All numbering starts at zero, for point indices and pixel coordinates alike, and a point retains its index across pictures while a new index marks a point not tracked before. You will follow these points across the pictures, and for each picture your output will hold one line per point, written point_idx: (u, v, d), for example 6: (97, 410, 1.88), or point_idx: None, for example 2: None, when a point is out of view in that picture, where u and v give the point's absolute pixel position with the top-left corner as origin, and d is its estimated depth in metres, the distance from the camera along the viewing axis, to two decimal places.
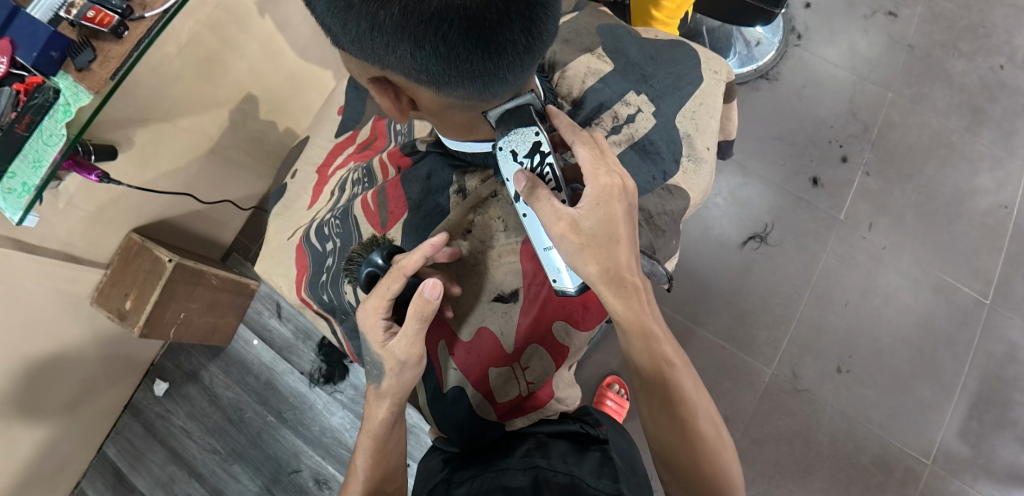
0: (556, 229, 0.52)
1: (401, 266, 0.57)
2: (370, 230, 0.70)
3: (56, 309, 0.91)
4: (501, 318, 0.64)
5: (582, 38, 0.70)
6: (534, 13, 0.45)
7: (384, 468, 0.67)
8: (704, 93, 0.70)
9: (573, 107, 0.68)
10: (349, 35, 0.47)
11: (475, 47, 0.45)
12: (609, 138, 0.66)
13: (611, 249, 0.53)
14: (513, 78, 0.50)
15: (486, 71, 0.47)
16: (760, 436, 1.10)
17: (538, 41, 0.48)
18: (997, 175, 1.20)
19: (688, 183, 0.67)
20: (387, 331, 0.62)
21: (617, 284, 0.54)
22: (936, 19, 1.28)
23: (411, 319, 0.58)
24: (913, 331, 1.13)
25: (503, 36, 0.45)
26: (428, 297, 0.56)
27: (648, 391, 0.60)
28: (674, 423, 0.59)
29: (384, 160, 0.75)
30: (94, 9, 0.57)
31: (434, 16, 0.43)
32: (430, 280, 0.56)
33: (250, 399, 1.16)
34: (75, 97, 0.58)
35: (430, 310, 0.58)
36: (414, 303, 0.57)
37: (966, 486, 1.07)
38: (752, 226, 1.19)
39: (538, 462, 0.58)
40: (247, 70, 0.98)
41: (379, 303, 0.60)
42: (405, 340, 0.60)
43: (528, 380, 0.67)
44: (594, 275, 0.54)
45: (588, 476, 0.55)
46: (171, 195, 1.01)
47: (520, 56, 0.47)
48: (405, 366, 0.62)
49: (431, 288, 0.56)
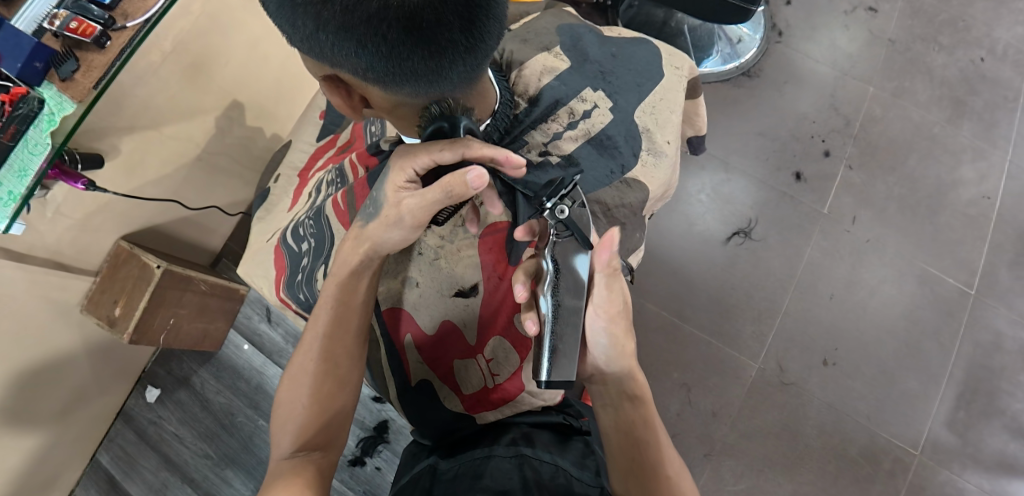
0: (623, 305, 0.57)
1: (467, 144, 0.54)
2: (340, 229, 0.72)
3: (47, 317, 0.93)
4: (463, 312, 0.68)
5: (541, 38, 0.71)
6: (473, 14, 0.46)
7: (333, 402, 0.62)
8: (664, 88, 0.71)
9: (529, 104, 0.69)
10: (299, 34, 0.48)
11: (415, 48, 0.46)
12: (564, 134, 0.67)
13: (629, 338, 0.59)
14: (458, 77, 0.51)
15: (428, 69, 0.48)
16: (747, 430, 1.10)
17: (479, 41, 0.49)
18: (979, 166, 1.21)
19: (647, 176, 0.68)
20: (408, 182, 0.61)
21: (620, 362, 0.59)
22: (916, 13, 1.29)
23: (438, 189, 0.56)
24: (897, 323, 1.14)
25: (442, 36, 0.46)
26: (469, 185, 0.53)
27: (621, 450, 0.57)
28: (654, 485, 0.55)
29: (355, 161, 0.76)
30: (76, 20, 0.58)
31: (373, 17, 0.43)
32: (481, 171, 0.53)
33: (241, 404, 1.17)
34: (60, 106, 0.60)
35: (462, 194, 0.56)
36: (453, 176, 0.54)
37: (955, 476, 1.07)
38: (736, 222, 1.19)
39: (523, 449, 0.62)
40: (232, 78, 1.00)
41: (422, 158, 0.57)
42: (421, 202, 0.59)
43: (492, 371, 0.67)
44: (598, 345, 0.59)
45: (570, 467, 0.59)
46: (158, 202, 1.02)
47: (462, 57, 0.48)
48: (406, 224, 0.62)
49: (476, 178, 0.53)
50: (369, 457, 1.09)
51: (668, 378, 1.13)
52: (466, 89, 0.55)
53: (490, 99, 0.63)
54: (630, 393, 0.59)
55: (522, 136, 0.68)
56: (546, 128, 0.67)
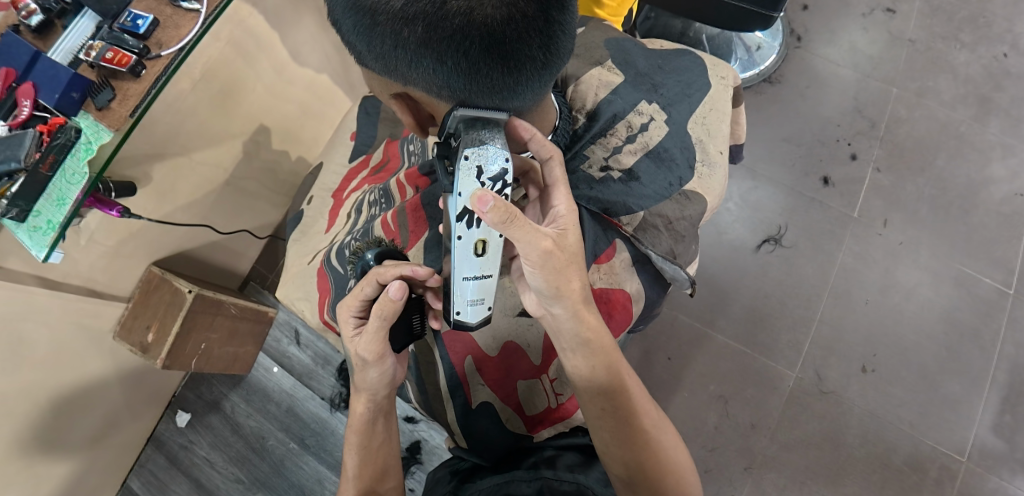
0: (543, 248, 0.51)
1: (377, 271, 0.58)
2: (381, 235, 0.71)
3: (80, 344, 0.93)
4: (525, 332, 0.67)
5: (591, 52, 0.71)
6: (551, 30, 0.46)
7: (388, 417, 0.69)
8: (713, 99, 0.72)
9: (588, 119, 0.69)
10: (374, 51, 0.48)
11: (494, 64, 0.45)
12: (624, 147, 0.67)
13: (566, 275, 0.54)
14: (530, 92, 0.51)
15: (505, 85, 0.48)
16: (788, 442, 1.07)
17: (555, 56, 0.49)
18: (1011, 163, 1.20)
19: (704, 188, 0.68)
20: (354, 327, 0.63)
21: (559, 302, 0.55)
22: (935, 12, 1.29)
23: (374, 318, 0.58)
24: (936, 326, 1.12)
25: (522, 52, 0.46)
26: (392, 298, 0.56)
27: (593, 398, 0.61)
28: (625, 428, 0.61)
29: (401, 181, 0.76)
30: (112, 50, 0.58)
31: (456, 34, 0.43)
32: (395, 281, 0.56)
33: (272, 427, 1.15)
34: (97, 135, 0.59)
35: (392, 311, 0.58)
36: (376, 302, 0.57)
37: (1005, 482, 1.04)
38: (765, 229, 1.18)
39: (544, 472, 0.62)
40: (260, 103, 1.00)
41: (352, 301, 0.61)
42: (366, 338, 0.60)
43: (556, 391, 0.68)
44: (536, 287, 0.55)
45: (594, 485, 0.61)
46: (188, 228, 1.02)
47: (538, 72, 0.48)
48: (372, 365, 0.63)
49: (395, 290, 0.56)
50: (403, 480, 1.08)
51: (703, 391, 1.11)
52: (534, 106, 0.55)
53: (552, 117, 0.63)
54: (598, 350, 0.59)
55: (582, 150, 0.67)
56: (605, 144, 0.67)
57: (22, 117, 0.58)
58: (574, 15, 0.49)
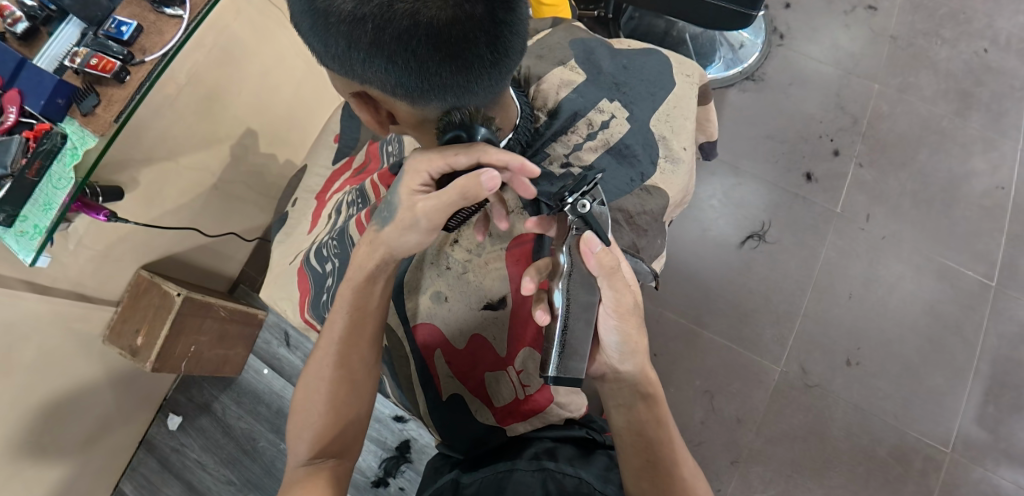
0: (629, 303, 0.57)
1: (482, 148, 0.54)
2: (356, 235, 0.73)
3: (70, 348, 0.94)
4: (490, 323, 0.70)
5: (556, 53, 0.72)
6: (499, 30, 0.47)
7: (350, 409, 0.64)
8: (677, 96, 0.73)
9: (548, 117, 0.70)
10: (330, 52, 0.49)
11: (443, 62, 0.47)
12: (584, 145, 0.69)
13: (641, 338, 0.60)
14: (483, 90, 0.52)
15: (456, 84, 0.49)
16: (773, 435, 1.08)
17: (504, 56, 0.50)
18: (991, 157, 1.21)
19: (667, 183, 0.69)
20: (422, 186, 0.58)
21: (633, 359, 0.60)
22: (917, 9, 1.31)
23: (455, 193, 0.54)
24: (919, 318, 1.13)
25: (470, 51, 0.47)
26: (482, 185, 0.52)
27: (619, 396, 0.63)
28: (641, 430, 0.61)
29: (376, 181, 0.77)
30: (96, 57, 0.59)
31: (404, 34, 0.45)
32: (493, 177, 0.52)
33: (263, 429, 1.17)
34: (82, 141, 0.60)
35: (475, 196, 0.54)
36: (466, 178, 0.53)
37: (988, 473, 1.05)
38: (750, 225, 1.19)
39: (547, 464, 0.61)
40: (246, 108, 1.01)
41: (437, 160, 0.56)
42: (435, 203, 0.56)
43: (523, 383, 0.69)
44: (612, 341, 0.60)
45: (594, 479, 0.60)
46: (177, 231, 1.03)
47: (488, 70, 0.50)
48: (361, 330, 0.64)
49: (490, 181, 0.52)
50: (392, 478, 1.09)
51: (689, 386, 1.12)
52: (493, 103, 0.56)
53: (512, 116, 0.64)
54: (634, 351, 0.60)
55: (543, 148, 0.69)
56: (564, 142, 0.69)
57: (8, 123, 0.59)
58: (524, 16, 0.50)
